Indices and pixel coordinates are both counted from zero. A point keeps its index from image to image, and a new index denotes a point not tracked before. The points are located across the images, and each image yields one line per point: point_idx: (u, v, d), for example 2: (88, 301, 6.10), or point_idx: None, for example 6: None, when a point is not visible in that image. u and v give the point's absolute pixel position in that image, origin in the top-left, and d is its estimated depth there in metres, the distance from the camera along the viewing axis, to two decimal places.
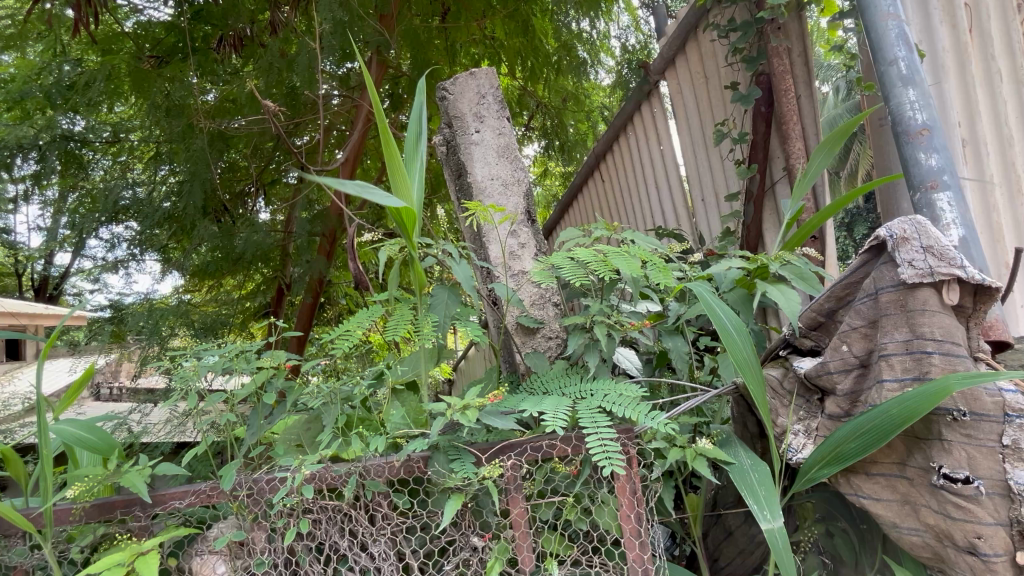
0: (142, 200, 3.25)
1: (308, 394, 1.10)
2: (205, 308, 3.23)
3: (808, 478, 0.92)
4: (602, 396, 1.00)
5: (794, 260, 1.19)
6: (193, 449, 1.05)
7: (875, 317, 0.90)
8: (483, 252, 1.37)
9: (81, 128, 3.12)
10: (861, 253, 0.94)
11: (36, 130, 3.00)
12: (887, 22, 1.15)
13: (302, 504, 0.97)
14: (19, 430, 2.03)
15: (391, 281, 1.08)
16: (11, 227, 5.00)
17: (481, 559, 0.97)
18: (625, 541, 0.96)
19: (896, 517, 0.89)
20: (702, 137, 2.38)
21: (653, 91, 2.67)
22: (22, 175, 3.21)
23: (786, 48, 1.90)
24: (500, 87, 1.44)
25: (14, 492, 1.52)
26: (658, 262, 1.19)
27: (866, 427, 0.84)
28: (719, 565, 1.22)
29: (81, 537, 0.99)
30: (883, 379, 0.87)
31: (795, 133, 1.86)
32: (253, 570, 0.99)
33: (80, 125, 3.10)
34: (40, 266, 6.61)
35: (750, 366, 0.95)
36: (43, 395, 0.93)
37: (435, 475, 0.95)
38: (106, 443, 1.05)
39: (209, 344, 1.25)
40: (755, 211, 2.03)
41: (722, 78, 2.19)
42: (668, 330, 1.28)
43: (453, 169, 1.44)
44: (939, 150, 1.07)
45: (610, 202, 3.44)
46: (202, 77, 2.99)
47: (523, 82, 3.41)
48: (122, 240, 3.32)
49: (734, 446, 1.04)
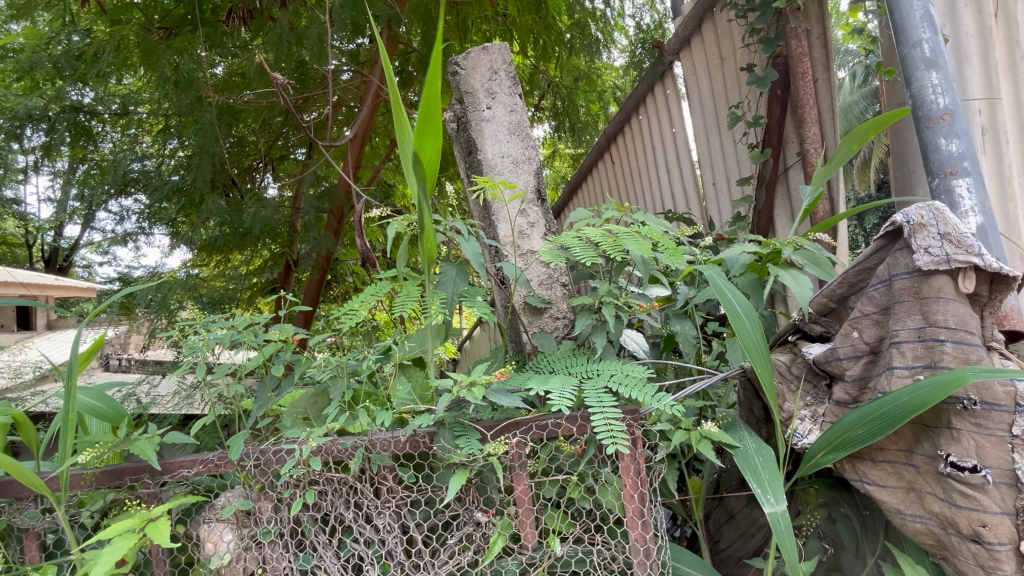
0: (151, 173, 3.26)
1: (314, 366, 1.10)
2: (213, 282, 3.24)
3: (812, 464, 0.92)
4: (607, 377, 1.00)
5: (807, 245, 1.18)
6: (201, 419, 1.06)
7: (887, 304, 0.89)
8: (492, 231, 1.36)
9: (90, 99, 3.17)
10: (876, 239, 0.93)
11: (45, 101, 3.00)
12: (913, 2, 1.11)
13: (308, 476, 0.98)
14: (31, 397, 2.07)
15: (399, 259, 1.07)
16: (21, 198, 5.04)
17: (484, 533, 0.97)
18: (629, 520, 0.97)
19: (901, 504, 0.89)
20: (715, 120, 2.35)
21: (667, 72, 2.63)
22: (33, 146, 3.22)
23: (805, 30, 1.85)
24: (513, 63, 1.41)
25: (28, 457, 1.55)
26: (669, 244, 1.19)
27: (875, 414, 0.84)
28: (719, 546, 1.23)
29: (92, 502, 1.00)
30: (893, 367, 0.87)
31: (811, 117, 1.82)
32: (260, 539, 1.01)
33: (88, 97, 3.15)
34: (51, 237, 6.70)
35: (759, 351, 0.95)
36: (73, 361, 0.94)
37: (440, 452, 0.95)
38: (115, 412, 1.06)
39: (218, 316, 1.26)
40: (767, 196, 2.01)
41: (738, 59, 2.15)
42: (676, 314, 1.28)
43: (464, 146, 1.43)
44: (961, 136, 1.05)
45: (620, 184, 3.41)
46: (211, 50, 2.96)
47: (535, 61, 3.36)
48: (131, 213, 3.38)
49: (739, 430, 1.05)
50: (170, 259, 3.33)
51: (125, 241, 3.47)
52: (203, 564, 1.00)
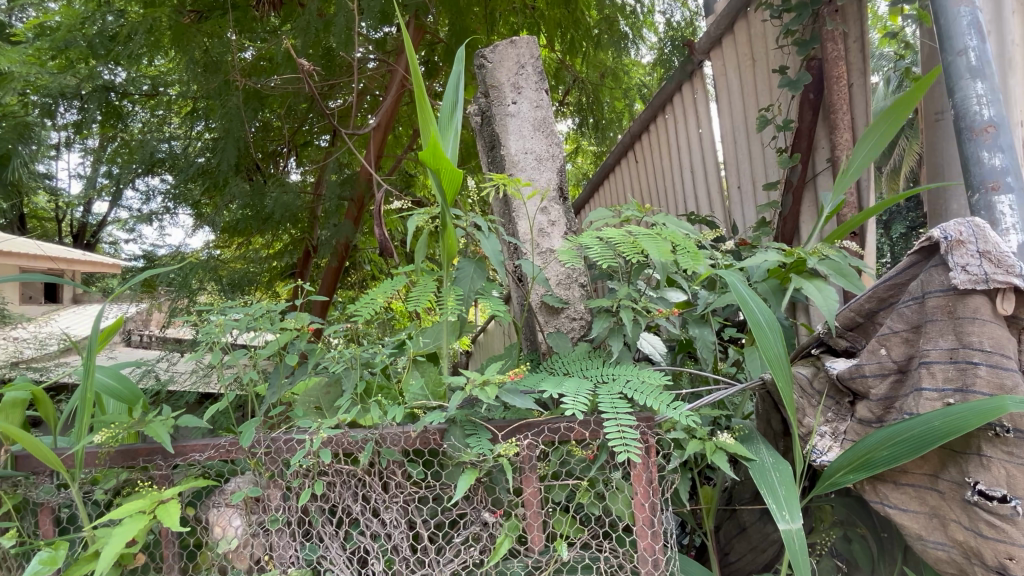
0: (178, 155, 3.32)
1: (329, 357, 1.10)
2: (233, 264, 3.29)
3: (831, 483, 0.90)
4: (624, 382, 0.99)
5: (834, 256, 1.15)
6: (215, 403, 1.06)
7: (919, 321, 0.86)
8: (512, 228, 1.34)
9: (122, 79, 3.17)
10: (911, 253, 0.89)
11: (78, 80, 3.02)
12: (960, 8, 1.07)
13: (317, 467, 0.98)
14: (54, 368, 2.11)
15: (417, 252, 1.06)
16: (53, 173, 5.15)
17: (491, 534, 0.97)
18: (637, 529, 0.95)
19: (922, 529, 0.86)
20: (744, 123, 2.30)
21: (697, 72, 2.57)
22: (66, 123, 3.28)
23: (842, 33, 1.80)
24: (540, 57, 1.38)
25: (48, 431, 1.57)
26: (689, 246, 1.16)
27: (903, 436, 0.81)
28: (729, 559, 1.21)
29: (105, 480, 1.01)
30: (922, 388, 0.84)
31: (843, 122, 1.78)
32: (267, 526, 1.01)
33: (121, 76, 3.15)
34: (81, 213, 6.90)
35: (780, 363, 0.92)
36: (93, 339, 0.94)
37: (450, 449, 0.95)
38: (130, 392, 1.07)
39: (235, 301, 1.26)
40: (794, 202, 1.96)
41: (771, 61, 2.10)
42: (695, 319, 1.25)
43: (487, 140, 1.41)
44: (1005, 150, 1.01)
45: (643, 184, 3.38)
46: (241, 34, 2.99)
47: (561, 55, 3.34)
48: (157, 193, 3.44)
49: (756, 443, 1.02)
50: (192, 239, 3.40)
51: (150, 220, 3.52)
52: (211, 547, 1.01)
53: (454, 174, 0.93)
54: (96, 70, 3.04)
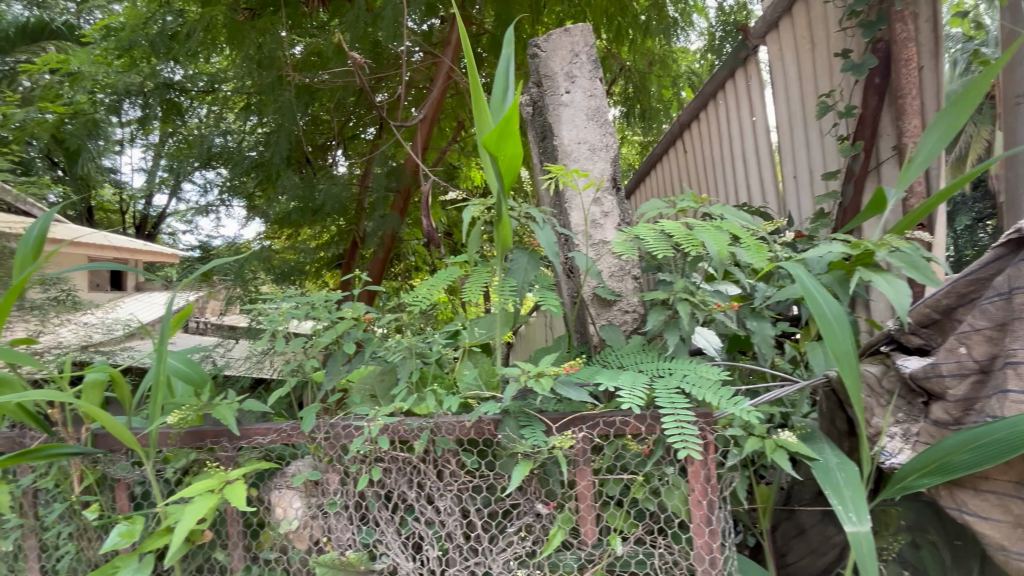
0: (232, 148, 3.42)
1: (385, 346, 1.12)
2: (284, 255, 3.40)
3: (902, 487, 0.86)
4: (681, 376, 0.97)
5: (904, 247, 1.09)
6: (277, 389, 1.10)
7: (1004, 320, 0.81)
8: (563, 219, 1.32)
9: (180, 77, 3.32)
10: (996, 246, 0.87)
11: (142, 78, 3.19)
12: None
13: (374, 453, 1.00)
14: (120, 354, 2.15)
15: (471, 243, 1.06)
16: (118, 168, 5.42)
17: (544, 525, 0.97)
18: (694, 526, 0.93)
19: (1006, 540, 0.81)
20: (802, 109, 2.21)
21: (750, 58, 2.48)
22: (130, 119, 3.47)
23: (912, 13, 1.70)
24: (594, 45, 1.36)
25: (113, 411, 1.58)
26: (750, 240, 1.15)
27: (984, 440, 0.76)
28: (786, 560, 1.17)
29: (175, 460, 1.07)
30: (1007, 390, 0.79)
31: (912, 107, 1.68)
32: (326, 509, 1.04)
33: (179, 74, 3.31)
34: (142, 206, 7.25)
35: (848, 360, 0.88)
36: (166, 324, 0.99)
37: (504, 440, 0.95)
38: (198, 375, 1.12)
39: (293, 290, 1.29)
40: (855, 192, 1.87)
41: (832, 44, 2.01)
42: (753, 313, 1.21)
43: (538, 131, 1.40)
44: None
45: (691, 175, 3.30)
46: (293, 30, 3.05)
47: (607, 43, 3.28)
48: (213, 185, 3.57)
49: (819, 443, 0.99)
50: (245, 230, 3.53)
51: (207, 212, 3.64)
52: (274, 526, 1.06)
53: (510, 161, 0.93)
54: (157, 68, 3.19)
